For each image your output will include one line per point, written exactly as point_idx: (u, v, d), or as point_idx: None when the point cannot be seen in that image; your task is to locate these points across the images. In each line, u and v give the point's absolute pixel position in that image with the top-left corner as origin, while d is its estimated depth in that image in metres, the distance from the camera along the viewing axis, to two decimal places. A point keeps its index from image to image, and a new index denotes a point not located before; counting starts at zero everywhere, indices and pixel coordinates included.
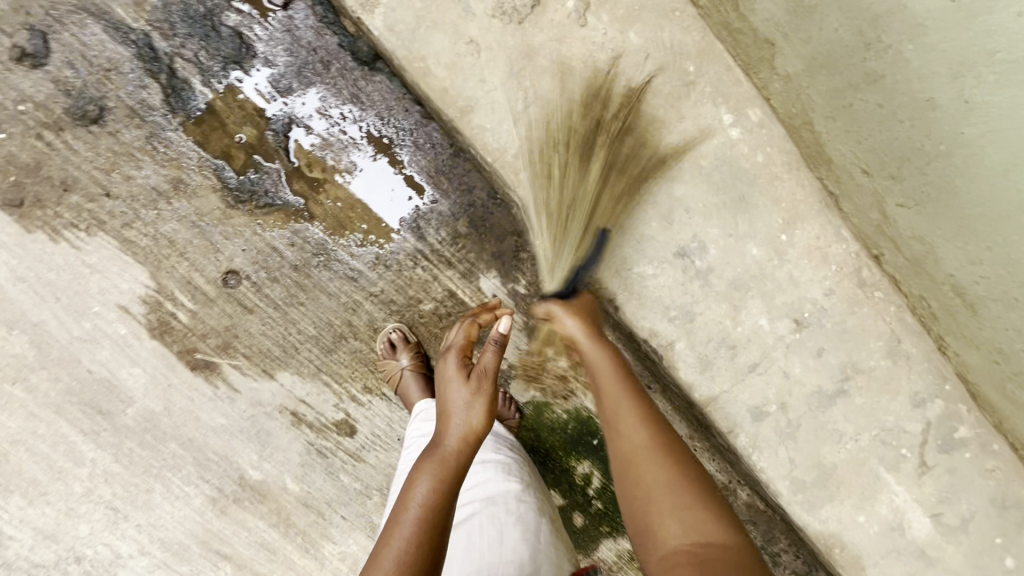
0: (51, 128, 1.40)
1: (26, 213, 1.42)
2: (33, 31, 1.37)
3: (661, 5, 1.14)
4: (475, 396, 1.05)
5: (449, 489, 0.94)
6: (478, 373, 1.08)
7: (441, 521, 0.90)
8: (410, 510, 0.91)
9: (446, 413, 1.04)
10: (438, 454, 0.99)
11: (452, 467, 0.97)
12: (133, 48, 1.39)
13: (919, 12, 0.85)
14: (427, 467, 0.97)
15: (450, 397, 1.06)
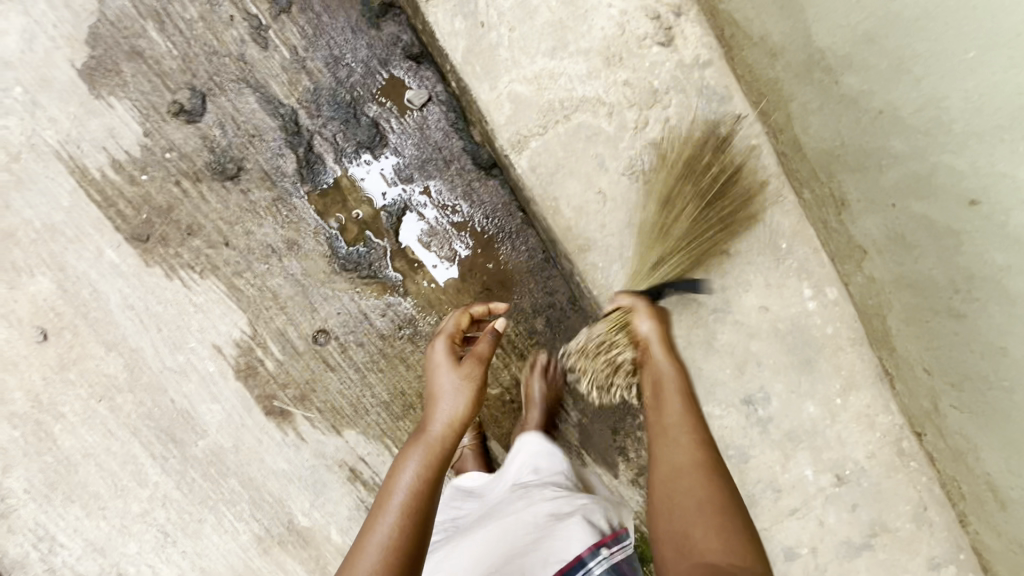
0: (190, 177, 1.52)
1: (149, 249, 1.53)
2: (194, 91, 1.50)
3: (771, 187, 1.28)
4: (466, 382, 1.10)
5: (434, 474, 0.99)
6: (471, 357, 1.13)
7: (423, 505, 0.95)
8: (398, 493, 0.95)
9: (437, 394, 1.09)
10: (424, 439, 1.03)
11: (438, 454, 1.01)
12: (280, 120, 1.53)
13: (974, 248, 0.90)
14: (415, 451, 1.01)
15: (438, 380, 1.12)
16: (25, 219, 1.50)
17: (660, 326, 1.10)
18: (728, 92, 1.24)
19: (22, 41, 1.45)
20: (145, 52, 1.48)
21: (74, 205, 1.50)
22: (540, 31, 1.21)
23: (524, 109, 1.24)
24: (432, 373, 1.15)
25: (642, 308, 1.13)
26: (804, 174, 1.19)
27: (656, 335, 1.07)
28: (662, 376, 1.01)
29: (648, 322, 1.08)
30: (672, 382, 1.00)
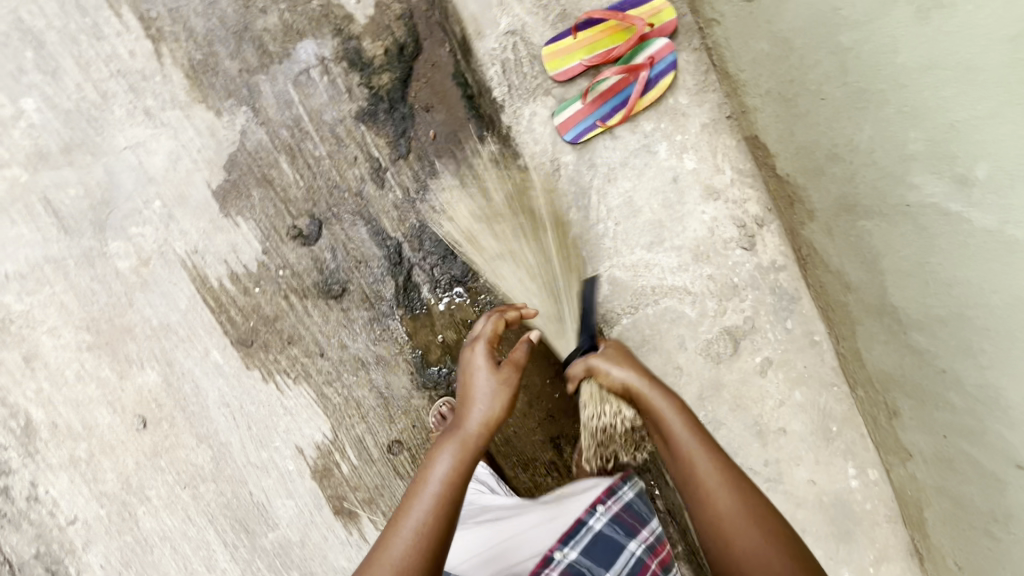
0: (297, 293, 1.68)
1: (251, 352, 1.68)
2: (312, 218, 1.67)
3: (827, 376, 1.45)
4: (501, 386, 1.13)
5: (465, 474, 1.04)
6: (510, 363, 1.17)
7: (450, 501, 1.00)
8: (432, 484, 1.01)
9: (470, 401, 1.11)
10: (459, 435, 1.07)
11: (471, 453, 1.06)
12: (385, 250, 1.69)
13: (1016, 494, 1.05)
14: (448, 448, 1.06)
15: (475, 381, 1.13)
16: (144, 316, 1.64)
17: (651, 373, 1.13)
18: (797, 294, 1.42)
19: (168, 161, 1.62)
20: (274, 180, 1.66)
21: (190, 308, 1.65)
22: (640, 226, 1.39)
23: (618, 291, 1.40)
24: (467, 377, 1.16)
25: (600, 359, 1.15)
26: (860, 377, 1.36)
27: (664, 396, 1.08)
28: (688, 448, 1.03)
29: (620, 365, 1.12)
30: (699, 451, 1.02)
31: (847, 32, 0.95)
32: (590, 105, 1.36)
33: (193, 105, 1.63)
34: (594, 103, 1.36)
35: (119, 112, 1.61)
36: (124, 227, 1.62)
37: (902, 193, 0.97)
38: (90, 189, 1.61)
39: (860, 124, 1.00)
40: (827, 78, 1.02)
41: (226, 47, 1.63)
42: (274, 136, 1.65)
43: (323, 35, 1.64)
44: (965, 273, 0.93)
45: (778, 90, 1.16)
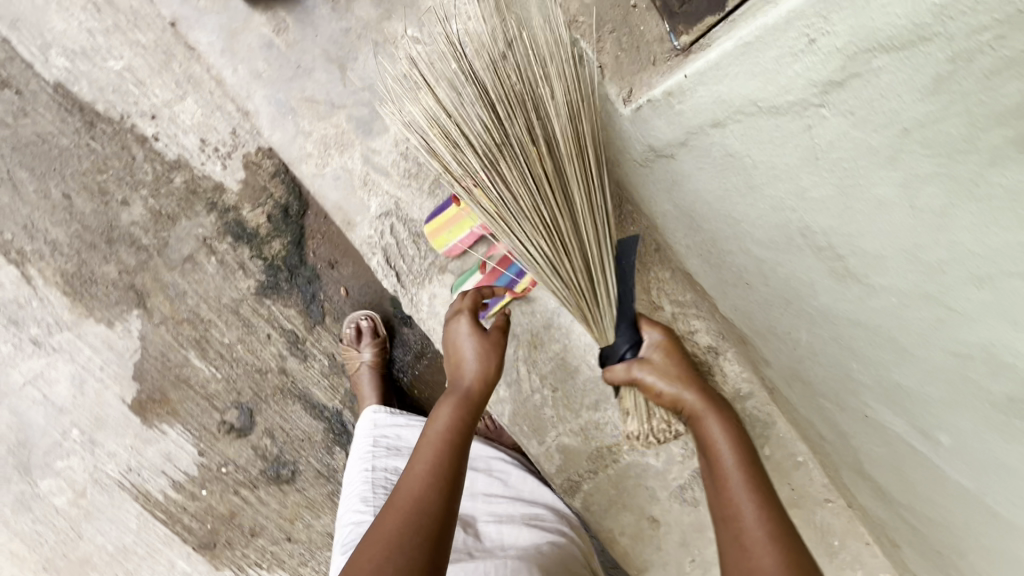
0: (247, 485, 1.58)
1: (217, 553, 1.60)
2: (241, 408, 1.54)
3: (819, 492, 1.30)
4: (492, 347, 0.98)
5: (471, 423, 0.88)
6: (493, 328, 1.00)
7: (457, 446, 0.82)
8: (433, 432, 0.84)
9: (459, 361, 0.96)
10: (458, 390, 0.92)
11: (475, 404, 0.91)
12: (326, 422, 1.57)
13: None
14: (447, 401, 0.90)
15: (457, 350, 0.98)
16: (98, 544, 1.56)
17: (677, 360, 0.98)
18: (771, 418, 1.26)
19: (73, 386, 1.50)
20: (190, 378, 1.52)
21: (142, 525, 1.57)
22: (582, 385, 1.23)
23: (572, 457, 1.26)
24: (449, 346, 1.00)
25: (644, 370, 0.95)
26: (854, 499, 1.22)
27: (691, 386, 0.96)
28: (711, 433, 0.93)
29: (658, 347, 0.98)
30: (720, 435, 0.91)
31: (753, 245, 0.73)
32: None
33: (81, 321, 1.48)
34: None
35: (6, 349, 1.48)
36: (49, 464, 1.52)
37: (859, 405, 0.80)
38: (3, 434, 1.51)
39: (797, 325, 0.80)
40: (747, 270, 0.82)
41: (96, 251, 1.46)
42: (176, 332, 1.50)
43: (197, 212, 1.46)
44: (946, 504, 0.77)
45: (699, 250, 0.96)
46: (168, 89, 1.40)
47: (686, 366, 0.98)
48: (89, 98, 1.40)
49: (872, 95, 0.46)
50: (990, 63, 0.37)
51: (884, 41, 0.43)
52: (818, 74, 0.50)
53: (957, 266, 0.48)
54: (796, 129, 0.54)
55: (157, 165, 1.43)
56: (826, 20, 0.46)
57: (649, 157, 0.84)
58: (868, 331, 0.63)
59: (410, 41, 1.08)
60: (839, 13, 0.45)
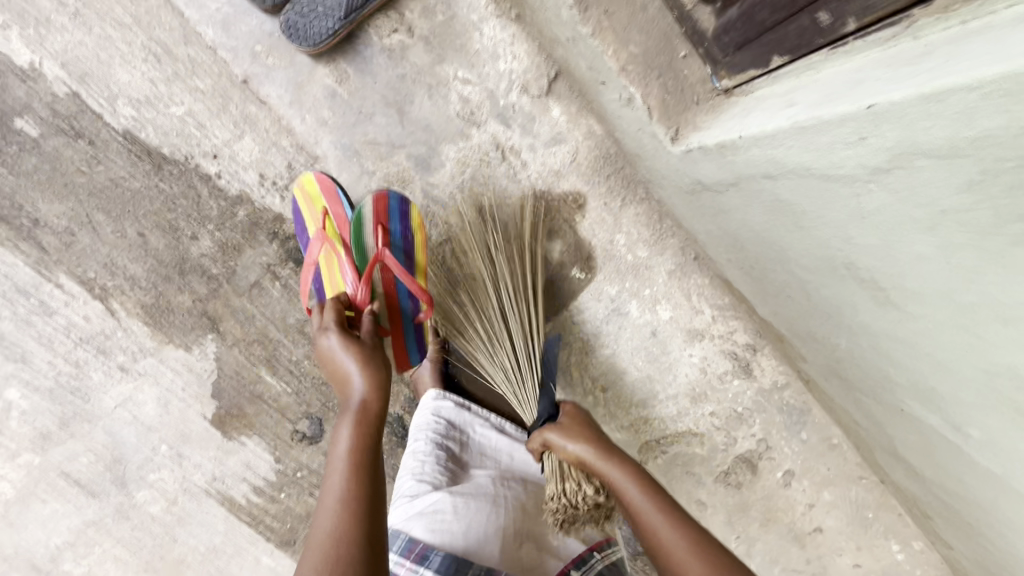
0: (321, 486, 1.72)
1: (297, 548, 1.75)
2: (312, 418, 1.68)
3: (853, 470, 1.40)
4: (370, 355, 0.95)
5: (376, 440, 0.87)
6: (365, 335, 0.99)
7: (369, 468, 0.83)
8: (335, 461, 0.82)
9: (344, 382, 0.92)
10: (355, 408, 0.90)
11: (376, 416, 0.90)
12: (389, 427, 1.70)
13: None
14: (345, 421, 0.88)
15: (326, 352, 0.96)
16: (191, 546, 1.72)
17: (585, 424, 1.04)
18: (806, 405, 1.36)
19: (159, 407, 1.64)
20: (264, 393, 1.66)
21: (229, 527, 1.72)
22: (631, 385, 1.34)
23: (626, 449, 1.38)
24: (331, 365, 0.95)
25: (554, 432, 1.04)
26: (887, 476, 1.31)
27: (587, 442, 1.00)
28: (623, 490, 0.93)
29: (571, 410, 1.07)
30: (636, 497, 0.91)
31: (799, 269, 0.83)
32: (394, 331, 1.22)
33: (161, 347, 1.61)
34: (394, 323, 1.23)
35: (97, 376, 1.62)
36: (143, 476, 1.68)
37: (895, 401, 0.91)
38: (99, 453, 1.66)
39: (836, 334, 0.90)
40: (789, 286, 0.92)
41: (171, 283, 1.58)
42: (247, 353, 1.63)
43: (260, 242, 1.57)
44: (974, 482, 0.88)
45: (741, 264, 1.06)
46: (228, 129, 1.50)
47: (588, 428, 1.03)
48: (156, 143, 1.51)
49: (911, 184, 0.54)
50: (1014, 179, 0.45)
51: (920, 149, 0.51)
52: (866, 160, 0.57)
53: (984, 309, 0.56)
54: (842, 193, 0.62)
55: (220, 200, 1.55)
56: (874, 127, 0.53)
57: (695, 188, 0.95)
58: (906, 345, 0.73)
59: (461, 82, 1.17)
60: (887, 125, 0.52)
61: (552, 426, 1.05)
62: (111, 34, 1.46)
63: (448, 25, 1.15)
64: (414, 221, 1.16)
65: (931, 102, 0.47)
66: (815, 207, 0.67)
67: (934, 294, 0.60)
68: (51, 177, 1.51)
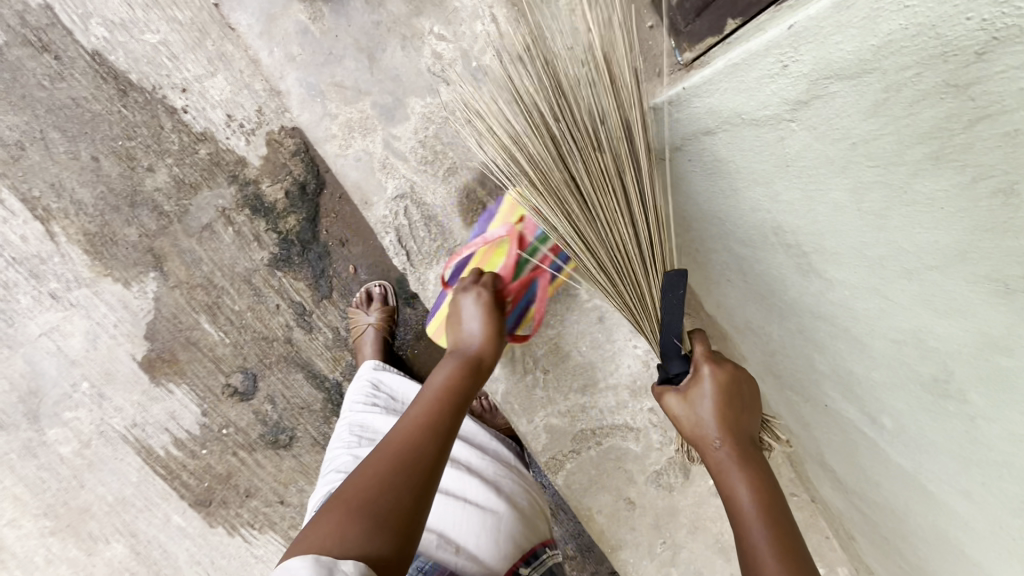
0: (245, 447, 1.65)
1: (212, 511, 1.66)
2: (246, 373, 1.61)
3: (785, 486, 1.37)
4: (491, 312, 1.01)
5: (470, 392, 0.91)
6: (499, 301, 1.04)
7: (457, 407, 0.88)
8: (431, 388, 0.89)
9: (463, 328, 1.00)
10: (461, 353, 0.96)
11: (479, 369, 0.94)
12: (325, 393, 1.63)
13: None
14: (449, 361, 0.95)
15: (461, 308, 1.04)
16: (98, 495, 1.63)
17: (729, 408, 0.87)
18: None
19: (87, 341, 1.57)
20: (199, 341, 1.59)
21: (143, 478, 1.64)
22: (572, 370, 1.32)
23: (560, 437, 1.35)
24: (455, 312, 1.04)
25: (676, 398, 0.89)
26: (816, 493, 1.29)
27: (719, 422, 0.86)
28: (730, 475, 0.84)
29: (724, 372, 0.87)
30: (747, 489, 0.82)
31: (735, 243, 0.85)
32: None
33: (98, 279, 1.55)
34: None
35: (26, 301, 1.54)
36: (58, 414, 1.59)
37: (818, 394, 0.91)
38: (15, 382, 1.57)
39: (768, 320, 0.91)
40: (730, 270, 0.93)
41: (119, 214, 1.53)
42: (189, 297, 1.57)
43: (219, 184, 1.53)
44: (890, 486, 0.87)
45: (687, 252, 1.06)
46: (201, 65, 1.48)
47: (733, 399, 0.87)
48: (125, 68, 1.47)
49: (829, 112, 0.61)
50: (913, 95, 0.53)
51: (837, 73, 0.58)
52: (788, 92, 0.65)
53: (893, 263, 0.64)
54: (770, 134, 0.70)
55: (183, 136, 1.51)
56: (795, 50, 0.61)
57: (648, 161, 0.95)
58: (826, 321, 0.77)
59: (436, 38, 1.16)
60: (805, 44, 0.60)
61: (675, 393, 0.90)
62: None
63: None
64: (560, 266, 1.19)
65: (841, 11, 0.55)
66: (750, 161, 0.74)
67: (857, 234, 0.66)
68: (8, 88, 1.46)
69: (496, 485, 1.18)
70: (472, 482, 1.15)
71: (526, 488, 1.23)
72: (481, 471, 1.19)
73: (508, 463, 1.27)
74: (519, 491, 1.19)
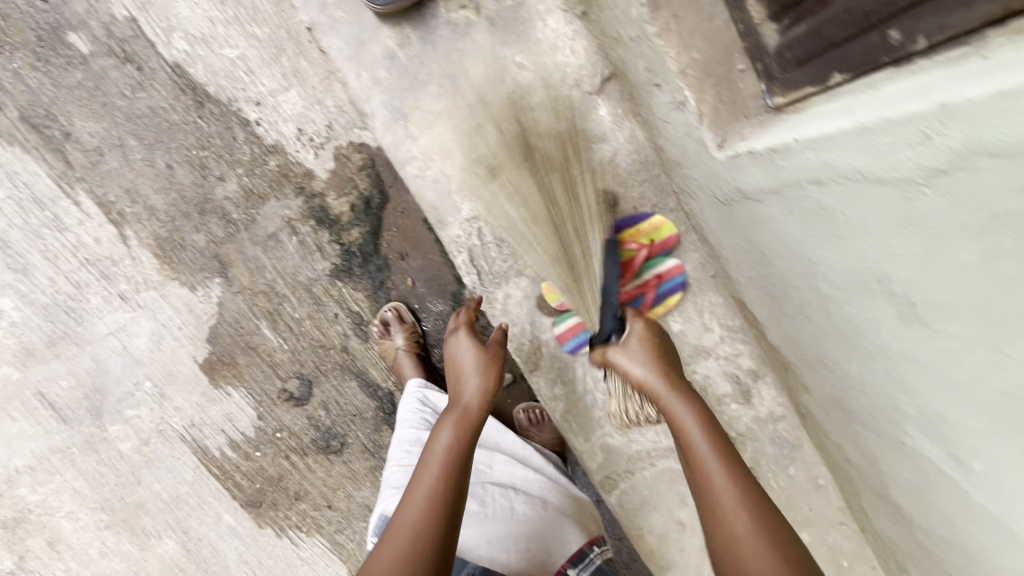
0: (297, 451, 1.69)
1: (261, 512, 1.71)
2: (302, 379, 1.66)
3: (834, 514, 1.39)
4: (489, 360, 1.11)
5: (470, 444, 1.01)
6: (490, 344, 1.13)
7: (462, 465, 0.98)
8: (435, 453, 0.98)
9: (460, 381, 1.09)
10: (460, 408, 1.05)
11: (473, 421, 1.04)
12: (378, 402, 1.68)
13: None
14: (449, 419, 1.03)
15: (460, 360, 1.11)
16: (154, 491, 1.68)
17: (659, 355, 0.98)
18: (798, 440, 1.37)
19: (152, 342, 1.62)
20: (259, 346, 1.64)
21: (197, 477, 1.68)
22: None
23: (615, 457, 1.38)
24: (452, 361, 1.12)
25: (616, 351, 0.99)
26: (866, 522, 1.31)
27: (658, 374, 0.95)
28: (682, 419, 0.91)
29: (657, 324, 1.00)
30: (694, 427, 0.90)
31: (825, 286, 0.86)
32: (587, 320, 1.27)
33: (165, 282, 1.60)
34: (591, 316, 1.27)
35: (95, 301, 1.59)
36: (120, 411, 1.64)
37: (897, 432, 0.92)
38: (81, 379, 1.62)
39: (847, 358, 0.93)
40: (812, 305, 0.94)
41: (189, 220, 1.58)
42: (252, 303, 1.62)
43: (286, 195, 1.58)
44: (967, 528, 0.88)
45: (761, 283, 1.09)
46: (276, 80, 1.53)
47: (656, 351, 0.98)
48: (203, 80, 1.52)
49: (967, 186, 0.53)
50: None
51: (987, 150, 0.49)
52: (925, 159, 0.56)
53: (1017, 326, 0.57)
54: (891, 195, 0.62)
55: (255, 147, 1.56)
56: (941, 124, 0.53)
57: (731, 197, 0.98)
58: (923, 368, 0.75)
59: (518, 67, 1.21)
60: (954, 121, 0.52)
61: (615, 347, 0.99)
62: None
63: (516, 10, 1.20)
64: (671, 303, 1.29)
65: (1007, 98, 0.46)
66: (856, 211, 0.69)
67: (967, 308, 0.61)
68: (91, 96, 1.52)
69: (542, 493, 1.32)
70: (518, 497, 1.27)
71: (568, 497, 1.35)
72: (527, 485, 1.33)
73: (549, 474, 1.40)
74: (563, 496, 1.34)
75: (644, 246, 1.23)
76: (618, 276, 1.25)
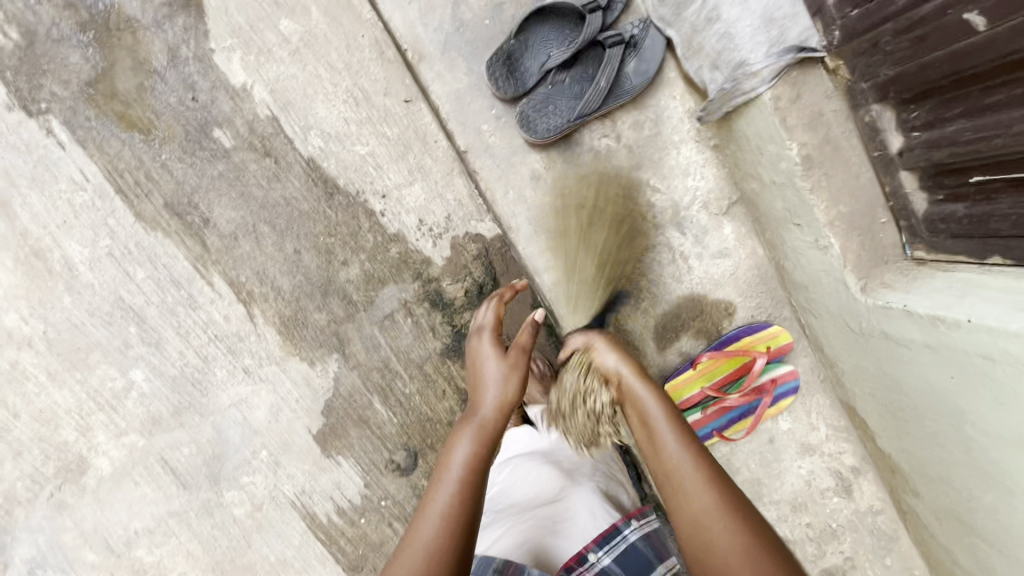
0: (400, 519, 1.77)
1: None
2: (409, 451, 1.75)
3: None
4: (508, 369, 1.10)
5: (487, 454, 0.98)
6: (512, 349, 1.13)
7: (481, 476, 0.95)
8: (453, 469, 0.94)
9: (481, 389, 1.08)
10: (478, 418, 1.02)
11: (491, 431, 1.01)
12: None
13: None
14: (467, 431, 1.00)
15: (484, 369, 1.11)
16: (263, 554, 1.75)
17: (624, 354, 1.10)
18: (895, 534, 1.43)
19: (270, 413, 1.71)
20: (370, 419, 1.73)
21: (304, 542, 1.76)
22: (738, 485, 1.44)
23: None
24: (475, 366, 1.14)
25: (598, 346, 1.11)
26: None
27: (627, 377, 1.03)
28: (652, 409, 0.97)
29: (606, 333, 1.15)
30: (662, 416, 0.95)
31: (973, 429, 1.02)
32: (705, 415, 1.42)
33: (287, 358, 1.70)
34: (707, 413, 1.43)
35: (221, 373, 1.69)
36: (237, 478, 1.72)
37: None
38: (202, 447, 1.71)
39: (983, 487, 1.06)
40: (946, 437, 1.09)
41: (313, 300, 1.68)
42: (365, 379, 1.72)
43: (404, 279, 1.68)
44: None
45: (882, 404, 1.23)
46: (402, 175, 1.64)
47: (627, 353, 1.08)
48: (335, 174, 1.64)
49: None
50: None
51: None
52: None
53: None
54: None
55: (378, 235, 1.67)
56: None
57: (873, 332, 1.15)
58: None
59: (651, 189, 1.45)
60: None
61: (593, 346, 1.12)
62: (321, 74, 1.61)
63: (652, 139, 1.45)
64: (783, 405, 1.42)
65: None
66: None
67: None
68: (230, 186, 1.64)
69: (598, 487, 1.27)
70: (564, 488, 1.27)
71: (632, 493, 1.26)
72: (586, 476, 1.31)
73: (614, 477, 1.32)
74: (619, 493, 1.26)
75: (766, 353, 1.37)
76: (738, 374, 1.41)
